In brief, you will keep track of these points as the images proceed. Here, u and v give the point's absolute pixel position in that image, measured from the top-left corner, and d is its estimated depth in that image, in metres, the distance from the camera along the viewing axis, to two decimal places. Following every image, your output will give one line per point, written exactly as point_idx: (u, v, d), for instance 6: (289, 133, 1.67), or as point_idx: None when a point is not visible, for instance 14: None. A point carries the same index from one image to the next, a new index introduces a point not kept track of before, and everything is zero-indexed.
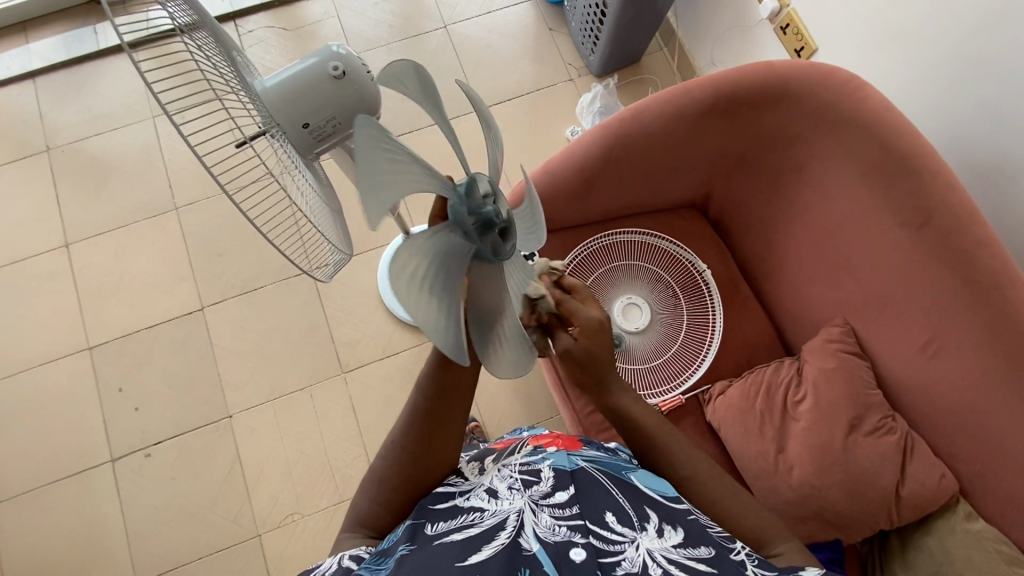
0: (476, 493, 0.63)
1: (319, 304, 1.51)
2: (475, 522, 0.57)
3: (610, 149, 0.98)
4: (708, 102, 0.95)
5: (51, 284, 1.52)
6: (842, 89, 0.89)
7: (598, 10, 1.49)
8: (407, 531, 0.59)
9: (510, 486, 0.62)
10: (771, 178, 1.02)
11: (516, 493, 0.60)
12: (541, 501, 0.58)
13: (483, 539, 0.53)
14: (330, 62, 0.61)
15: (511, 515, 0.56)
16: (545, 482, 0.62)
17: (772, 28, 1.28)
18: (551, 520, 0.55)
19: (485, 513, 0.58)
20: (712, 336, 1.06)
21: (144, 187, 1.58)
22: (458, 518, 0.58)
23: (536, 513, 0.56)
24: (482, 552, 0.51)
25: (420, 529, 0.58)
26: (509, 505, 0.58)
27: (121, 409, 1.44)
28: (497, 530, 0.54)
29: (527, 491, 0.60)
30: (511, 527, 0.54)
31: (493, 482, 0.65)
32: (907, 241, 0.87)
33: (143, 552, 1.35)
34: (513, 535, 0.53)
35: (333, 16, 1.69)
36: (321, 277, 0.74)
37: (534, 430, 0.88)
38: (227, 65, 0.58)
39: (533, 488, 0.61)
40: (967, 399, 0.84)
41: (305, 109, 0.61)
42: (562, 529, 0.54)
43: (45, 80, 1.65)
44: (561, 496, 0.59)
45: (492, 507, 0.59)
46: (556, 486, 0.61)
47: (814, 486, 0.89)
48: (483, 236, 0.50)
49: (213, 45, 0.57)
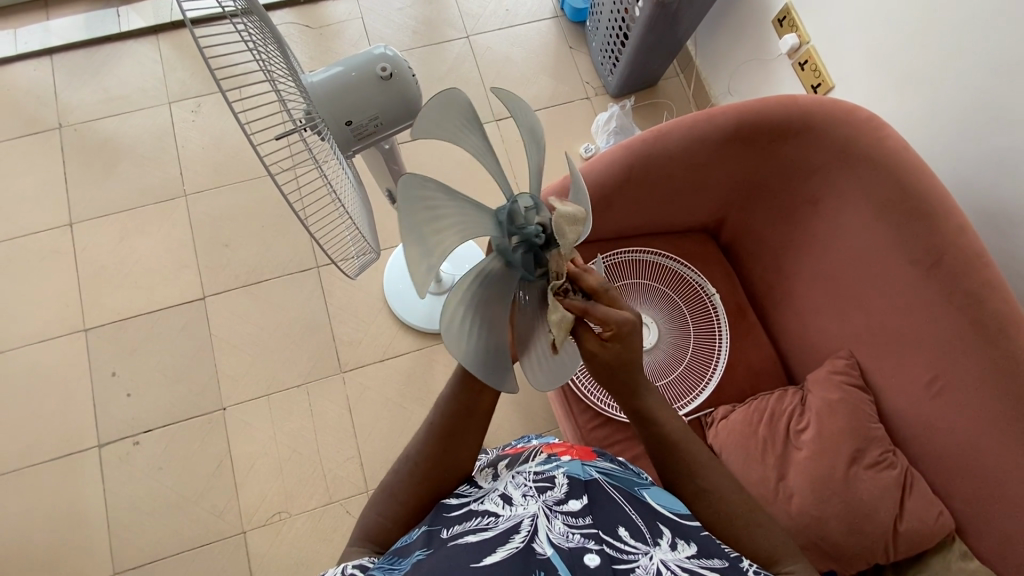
0: (491, 498, 0.64)
1: (323, 302, 1.50)
2: (489, 525, 0.57)
3: (629, 168, 0.99)
4: (731, 129, 0.97)
5: (51, 262, 1.50)
6: (863, 126, 0.92)
7: (621, 32, 1.51)
8: (422, 536, 0.59)
9: (525, 492, 0.62)
10: (786, 208, 1.03)
11: (530, 499, 0.60)
12: (555, 507, 0.59)
13: (498, 541, 0.53)
14: (377, 63, 0.61)
15: (525, 519, 0.57)
16: (559, 488, 0.62)
17: (790, 63, 1.32)
18: (565, 528, 0.55)
19: (500, 517, 0.58)
20: (717, 361, 1.07)
21: (155, 172, 1.58)
22: (472, 522, 0.59)
23: (550, 520, 0.56)
24: (496, 553, 0.51)
25: (435, 532, 0.59)
26: (523, 510, 0.58)
27: (113, 393, 1.42)
28: (513, 533, 0.54)
29: (541, 497, 0.61)
30: (525, 530, 0.55)
31: (507, 487, 0.65)
32: (914, 279, 0.89)
33: (123, 543, 1.32)
34: (527, 539, 0.53)
35: (357, 17, 1.70)
36: (346, 272, 0.73)
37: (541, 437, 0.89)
38: (277, 56, 0.57)
39: (547, 494, 0.61)
40: (969, 438, 0.85)
41: (350, 106, 0.61)
42: (576, 536, 0.54)
43: (63, 58, 1.65)
44: (575, 505, 0.59)
45: (506, 512, 0.59)
46: (570, 493, 0.61)
47: (813, 516, 0.89)
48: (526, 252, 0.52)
49: (265, 35, 0.57)
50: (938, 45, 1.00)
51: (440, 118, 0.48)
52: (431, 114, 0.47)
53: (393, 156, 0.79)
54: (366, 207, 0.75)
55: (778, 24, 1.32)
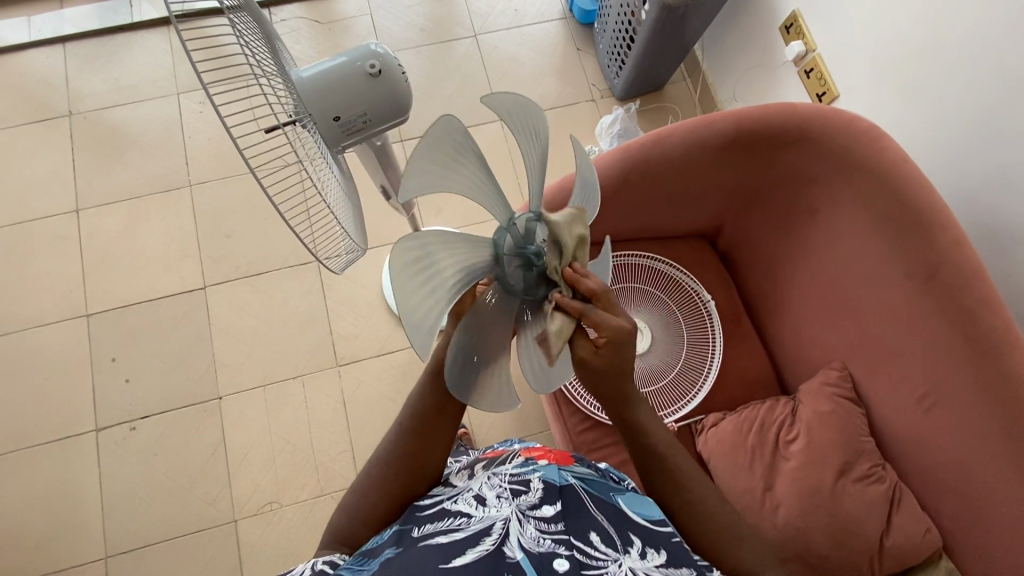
0: (464, 499, 0.65)
1: (322, 296, 1.51)
2: (460, 526, 0.58)
3: (626, 172, 0.99)
4: (730, 135, 0.96)
5: (56, 247, 1.53)
6: (863, 136, 0.91)
7: (627, 36, 1.50)
8: (393, 534, 0.60)
9: (499, 494, 0.64)
10: (784, 216, 1.02)
11: (503, 502, 0.61)
12: (528, 512, 0.59)
13: (468, 543, 0.53)
14: (366, 60, 0.61)
15: (497, 522, 0.57)
16: (533, 493, 0.63)
17: (796, 71, 1.31)
18: (536, 533, 0.56)
19: (472, 519, 0.59)
20: (710, 368, 1.06)
21: (162, 161, 1.59)
22: (444, 522, 0.60)
23: (522, 524, 0.57)
24: (464, 555, 0.51)
25: (406, 531, 0.59)
26: (496, 513, 0.59)
27: (112, 379, 1.44)
28: (483, 535, 0.55)
29: (515, 500, 0.62)
30: (497, 533, 0.55)
31: (481, 489, 0.67)
32: (910, 293, 0.87)
33: (117, 527, 1.34)
34: (498, 542, 0.53)
35: (366, 14, 1.71)
36: (332, 268, 0.73)
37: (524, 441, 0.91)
38: (265, 49, 0.57)
39: (521, 499, 0.62)
40: (958, 455, 0.84)
41: (338, 101, 0.61)
42: (546, 541, 0.55)
43: (75, 46, 1.67)
44: (548, 510, 0.60)
45: (478, 513, 0.60)
46: (543, 499, 0.62)
47: (798, 528, 0.88)
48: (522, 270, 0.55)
49: (254, 29, 0.57)
50: (945, 57, 0.98)
51: (511, 113, 0.52)
52: (506, 107, 0.51)
53: (386, 153, 0.79)
54: (353, 204, 0.75)
55: (785, 31, 1.31)
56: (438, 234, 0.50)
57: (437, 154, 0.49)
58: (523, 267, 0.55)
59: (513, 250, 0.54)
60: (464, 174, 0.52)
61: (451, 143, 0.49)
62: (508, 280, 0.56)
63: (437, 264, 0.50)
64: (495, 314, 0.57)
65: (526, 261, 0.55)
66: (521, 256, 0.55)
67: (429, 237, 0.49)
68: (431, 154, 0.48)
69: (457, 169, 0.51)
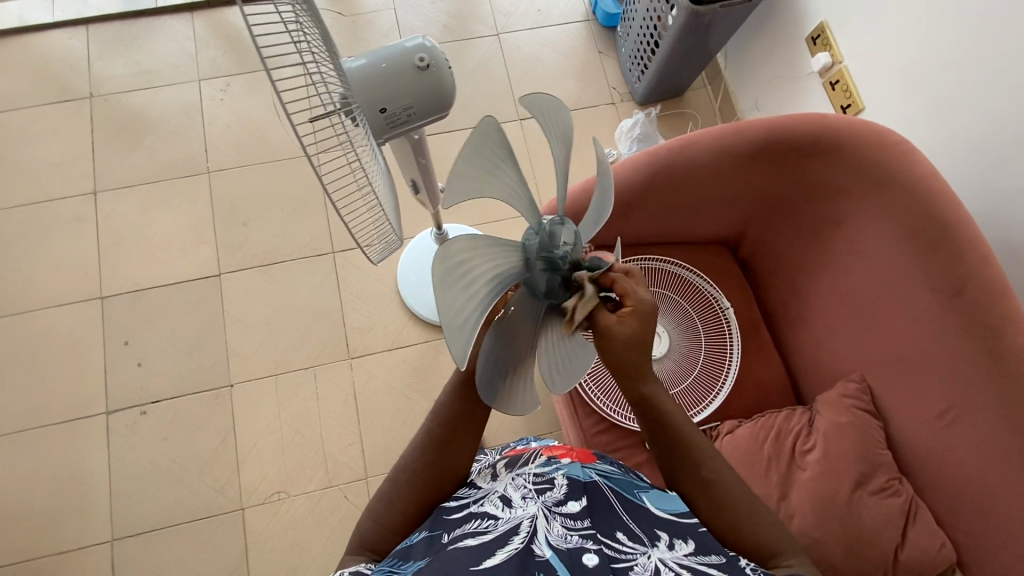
0: (491, 500, 0.65)
1: (336, 288, 1.51)
2: (488, 528, 0.57)
3: (652, 176, 1.00)
4: (758, 143, 0.97)
5: (72, 229, 1.53)
6: (892, 150, 0.91)
7: (651, 40, 1.51)
8: (424, 539, 0.60)
9: (524, 494, 0.64)
10: (807, 226, 1.03)
11: (530, 501, 0.62)
12: (554, 509, 0.60)
13: (498, 543, 0.54)
14: (415, 53, 0.61)
15: (524, 520, 0.58)
16: (558, 489, 0.64)
17: (821, 82, 1.31)
18: (563, 530, 0.56)
19: (499, 520, 0.59)
20: (727, 375, 1.06)
21: (181, 147, 1.60)
22: (472, 524, 0.60)
23: (549, 522, 0.58)
24: (495, 556, 0.51)
25: (437, 537, 0.60)
26: (523, 512, 0.60)
27: (124, 362, 1.44)
28: (512, 534, 0.55)
29: (540, 498, 0.62)
30: (525, 531, 0.55)
31: (506, 489, 0.67)
32: (934, 307, 0.88)
33: (124, 511, 1.34)
34: (527, 540, 0.54)
35: (389, 8, 1.71)
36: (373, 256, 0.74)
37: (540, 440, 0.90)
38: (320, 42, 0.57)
39: (547, 495, 0.63)
40: (977, 471, 0.85)
41: (388, 95, 0.61)
42: (573, 537, 0.55)
43: (98, 29, 1.67)
44: (573, 507, 0.61)
45: (506, 514, 0.60)
46: (568, 495, 0.63)
47: (814, 537, 0.88)
48: (548, 274, 0.54)
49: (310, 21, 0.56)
50: (979, 73, 0.98)
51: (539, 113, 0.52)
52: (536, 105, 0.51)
53: (421, 147, 0.79)
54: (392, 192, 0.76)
55: (812, 42, 1.32)
56: (471, 237, 0.47)
57: (482, 159, 0.49)
58: (549, 270, 0.53)
59: (540, 253, 0.53)
60: (498, 181, 0.51)
61: (486, 143, 0.48)
62: (534, 285, 0.54)
63: (470, 269, 0.47)
64: (522, 320, 0.55)
65: (553, 266, 0.53)
66: (550, 259, 0.53)
67: (461, 242, 0.46)
68: (478, 160, 0.49)
69: (491, 173, 0.51)
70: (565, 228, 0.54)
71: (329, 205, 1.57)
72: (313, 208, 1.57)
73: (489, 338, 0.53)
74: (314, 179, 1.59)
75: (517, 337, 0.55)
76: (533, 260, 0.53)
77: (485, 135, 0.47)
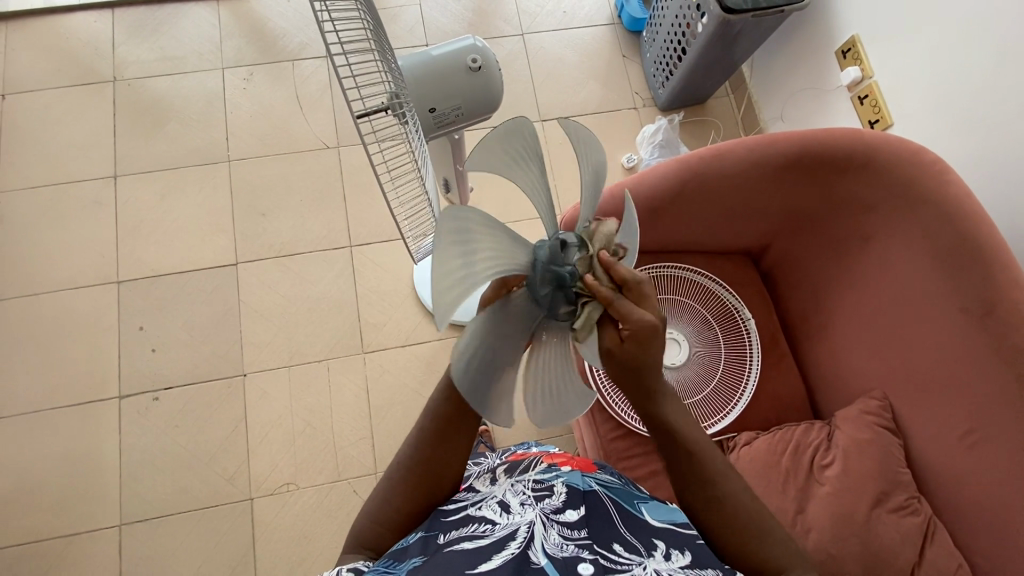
0: (489, 504, 0.64)
1: (352, 281, 1.51)
2: (486, 532, 0.58)
3: (681, 183, 1.00)
4: (790, 156, 0.97)
5: (91, 211, 1.53)
6: (926, 168, 0.91)
7: (678, 46, 1.50)
8: (419, 540, 0.60)
9: (522, 501, 0.64)
10: (834, 241, 1.03)
11: (528, 507, 0.62)
12: (552, 516, 0.60)
13: (494, 548, 0.54)
14: (468, 55, 0.67)
15: (521, 527, 0.58)
16: (557, 497, 0.65)
17: (849, 96, 1.31)
18: (560, 538, 0.57)
19: (496, 525, 0.59)
20: (746, 386, 1.06)
21: (203, 135, 1.59)
22: (469, 528, 0.60)
23: (546, 529, 0.58)
24: (491, 560, 0.52)
25: (432, 538, 0.60)
26: (520, 518, 0.60)
27: (138, 347, 1.44)
28: (508, 539, 0.55)
29: (538, 505, 0.63)
30: (521, 538, 0.56)
31: (505, 494, 0.67)
32: (963, 327, 0.87)
33: (134, 496, 1.34)
34: (523, 547, 0.54)
35: (415, 4, 1.71)
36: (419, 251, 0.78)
37: (541, 446, 0.93)
38: (384, 47, 0.60)
39: (545, 502, 0.63)
40: (1000, 494, 0.84)
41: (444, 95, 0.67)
42: (570, 546, 0.55)
43: (124, 13, 1.67)
44: (571, 515, 0.61)
45: (503, 520, 0.60)
46: (567, 503, 0.63)
47: (829, 553, 0.88)
48: (559, 292, 0.50)
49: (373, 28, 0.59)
50: (1006, 93, 0.98)
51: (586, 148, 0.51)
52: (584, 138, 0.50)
53: (459, 148, 0.85)
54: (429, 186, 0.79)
55: (841, 56, 1.32)
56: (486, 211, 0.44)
57: (507, 151, 0.47)
58: (558, 289, 0.49)
59: (553, 267, 0.49)
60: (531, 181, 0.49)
61: (510, 145, 0.47)
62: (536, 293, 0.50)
63: (474, 242, 0.44)
64: (513, 317, 0.49)
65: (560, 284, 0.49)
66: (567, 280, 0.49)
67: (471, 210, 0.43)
68: (506, 146, 0.47)
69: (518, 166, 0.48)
70: (587, 253, 0.50)
71: (348, 198, 1.57)
72: (332, 200, 1.57)
73: (475, 317, 0.47)
74: (334, 172, 1.59)
75: (507, 330, 0.49)
76: (550, 270, 0.49)
77: (520, 128, 0.46)
